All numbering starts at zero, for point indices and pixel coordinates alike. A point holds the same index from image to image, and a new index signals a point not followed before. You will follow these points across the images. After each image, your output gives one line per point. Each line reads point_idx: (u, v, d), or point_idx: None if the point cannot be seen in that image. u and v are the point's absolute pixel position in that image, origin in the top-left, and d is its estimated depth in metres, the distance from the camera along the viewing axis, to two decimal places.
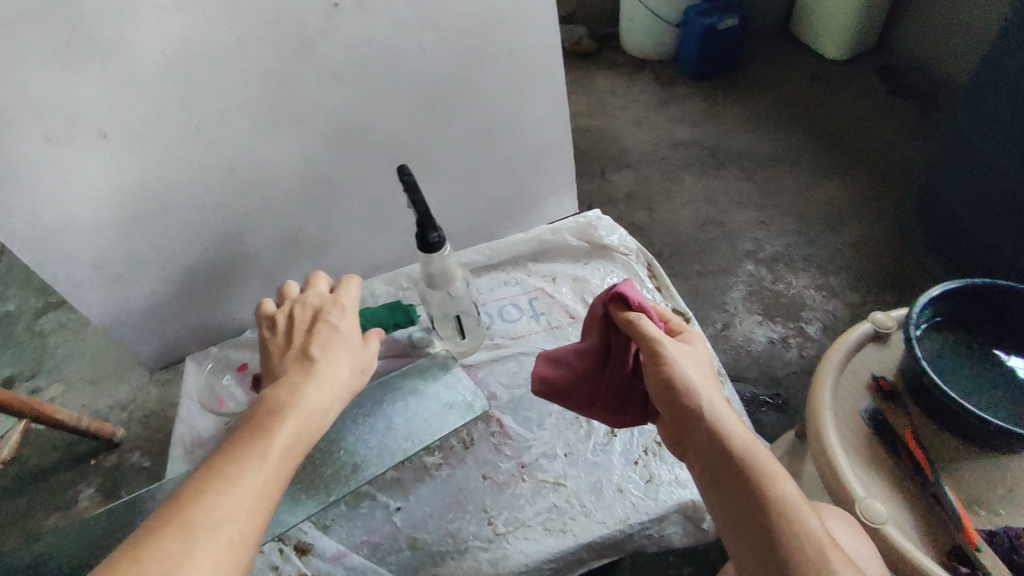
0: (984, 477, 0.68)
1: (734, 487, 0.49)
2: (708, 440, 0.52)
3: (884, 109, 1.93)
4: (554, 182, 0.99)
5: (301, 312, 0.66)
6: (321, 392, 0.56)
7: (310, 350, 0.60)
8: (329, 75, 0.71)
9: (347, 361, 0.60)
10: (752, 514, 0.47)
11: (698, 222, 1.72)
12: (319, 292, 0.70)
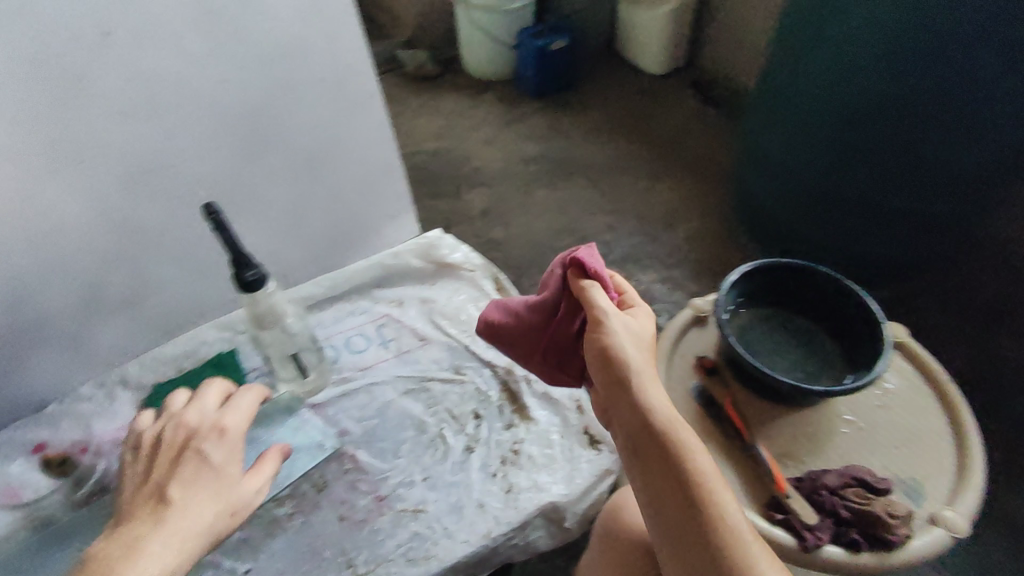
0: (791, 432, 0.78)
1: (656, 464, 0.50)
2: (634, 416, 0.53)
3: (702, 116, 2.15)
4: (391, 206, 0.98)
5: (169, 434, 0.53)
6: (168, 552, 0.46)
7: (165, 493, 0.49)
8: (112, 114, 0.66)
9: (211, 508, 0.50)
10: (672, 488, 0.49)
11: (553, 231, 1.80)
12: (203, 405, 0.56)
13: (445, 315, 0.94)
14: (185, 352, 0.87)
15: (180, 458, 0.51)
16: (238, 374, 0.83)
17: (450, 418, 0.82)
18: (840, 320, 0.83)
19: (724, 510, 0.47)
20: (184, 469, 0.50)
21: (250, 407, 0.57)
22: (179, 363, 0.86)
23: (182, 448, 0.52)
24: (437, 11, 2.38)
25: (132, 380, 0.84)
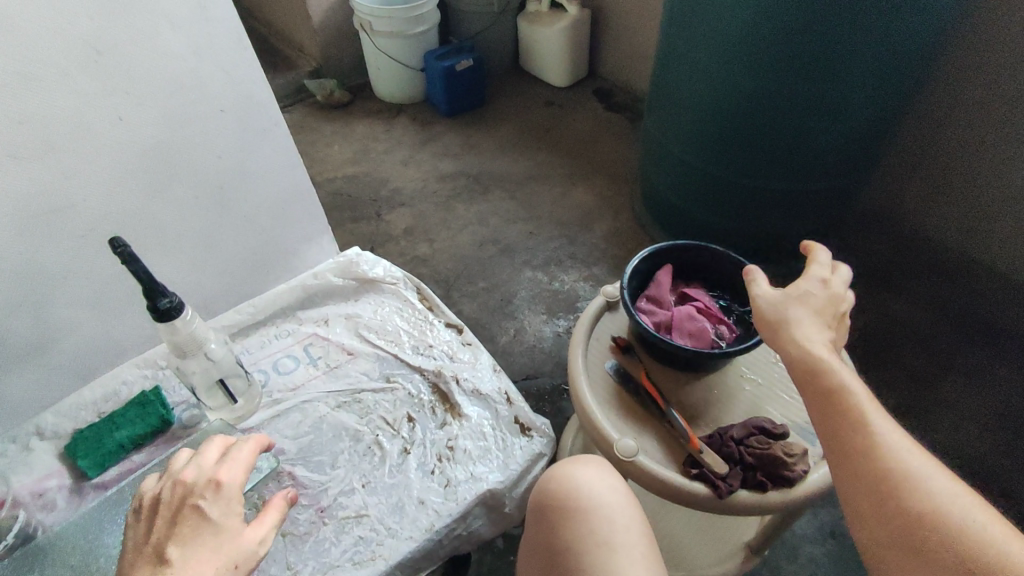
0: (696, 393, 0.86)
1: (819, 399, 0.52)
2: (792, 358, 0.55)
3: (606, 121, 2.27)
4: (307, 228, 1.01)
5: (167, 493, 0.51)
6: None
7: (165, 553, 0.46)
8: (5, 156, 0.65)
9: (216, 560, 0.48)
10: (833, 420, 0.50)
11: (477, 243, 1.85)
12: (200, 460, 0.55)
13: (372, 329, 0.97)
14: (105, 396, 0.85)
15: (178, 516, 0.49)
16: (165, 410, 0.82)
17: (385, 425, 0.85)
18: (726, 280, 0.92)
19: (897, 439, 0.47)
20: (185, 525, 0.48)
21: (247, 456, 0.56)
22: (99, 407, 0.85)
23: (180, 505, 0.50)
24: (341, 39, 2.40)
25: (48, 430, 0.81)
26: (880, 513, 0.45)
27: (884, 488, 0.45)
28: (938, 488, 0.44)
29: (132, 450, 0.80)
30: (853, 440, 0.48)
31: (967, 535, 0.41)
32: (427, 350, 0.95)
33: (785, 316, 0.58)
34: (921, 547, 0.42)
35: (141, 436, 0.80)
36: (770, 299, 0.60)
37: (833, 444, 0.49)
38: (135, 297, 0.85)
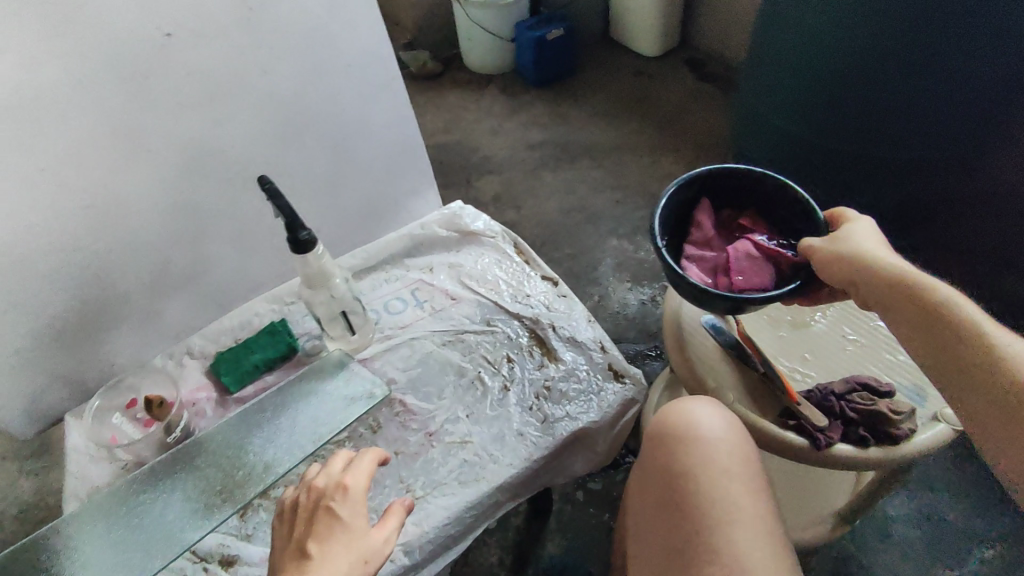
0: (789, 346, 0.88)
1: (919, 326, 0.57)
2: (879, 292, 0.60)
3: (697, 92, 2.21)
4: (415, 182, 1.07)
5: (303, 498, 0.58)
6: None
7: (306, 547, 0.53)
8: (177, 104, 0.75)
9: (347, 554, 0.53)
10: (941, 339, 0.56)
11: (563, 211, 1.88)
12: (329, 469, 0.61)
13: (472, 278, 1.02)
14: (240, 324, 0.95)
15: (315, 518, 0.55)
16: (292, 339, 0.92)
17: (486, 363, 0.90)
18: (757, 201, 0.78)
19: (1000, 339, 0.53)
20: (321, 524, 0.55)
21: (371, 467, 0.61)
22: (235, 333, 0.94)
23: (315, 507, 0.56)
24: (435, 11, 2.46)
25: (196, 350, 0.92)
26: (995, 406, 0.51)
27: (996, 383, 0.51)
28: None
29: (265, 372, 0.90)
30: (958, 350, 0.54)
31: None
32: (525, 299, 0.99)
33: (860, 248, 0.62)
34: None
35: (273, 359, 0.90)
36: (837, 243, 0.64)
37: (941, 359, 0.55)
38: (267, 236, 0.94)
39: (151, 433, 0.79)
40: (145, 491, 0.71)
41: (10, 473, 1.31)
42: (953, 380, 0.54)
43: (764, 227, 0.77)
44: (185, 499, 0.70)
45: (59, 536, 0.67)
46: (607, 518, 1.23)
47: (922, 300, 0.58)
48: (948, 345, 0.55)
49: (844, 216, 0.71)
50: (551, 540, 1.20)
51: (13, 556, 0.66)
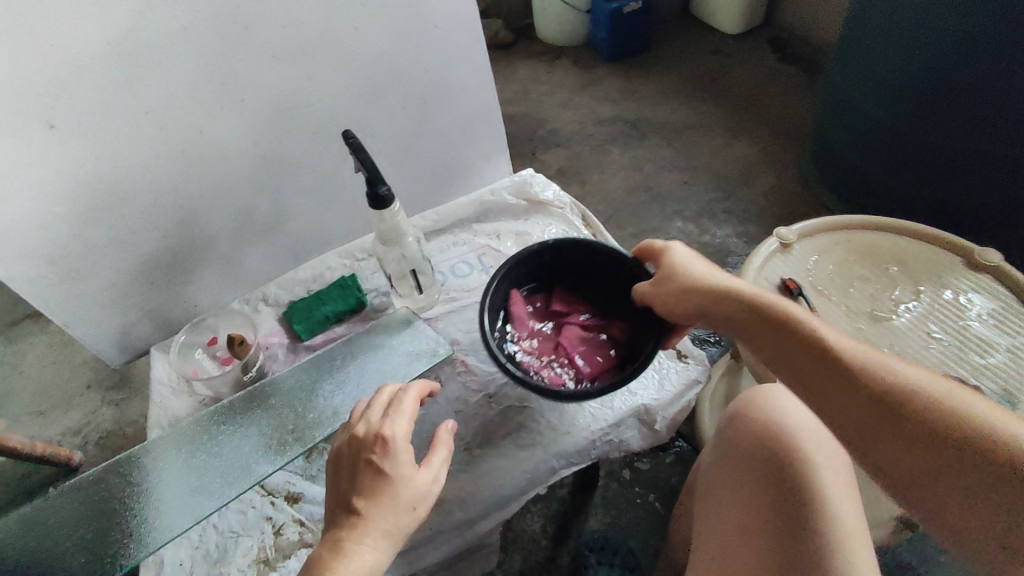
0: (873, 338, 0.83)
1: (781, 345, 0.61)
2: (738, 313, 0.65)
3: (779, 73, 2.10)
4: (488, 148, 1.07)
5: (348, 448, 0.58)
6: (366, 551, 0.52)
7: (353, 503, 0.54)
8: (270, 58, 0.77)
9: (391, 503, 0.55)
10: (802, 357, 0.59)
11: (628, 189, 1.84)
12: (371, 415, 0.61)
13: None
14: (313, 277, 0.99)
15: (359, 471, 0.56)
16: (361, 294, 0.94)
17: None
18: (573, 266, 0.86)
19: (848, 346, 0.58)
20: (362, 474, 0.56)
21: (413, 411, 0.61)
22: (308, 285, 0.98)
23: (358, 459, 0.56)
24: None
25: (271, 298, 0.96)
26: (862, 413, 0.54)
27: (856, 388, 0.55)
28: (913, 377, 0.54)
29: (335, 323, 0.93)
30: (818, 364, 0.57)
31: (941, 397, 0.52)
32: None
33: (703, 278, 0.68)
34: (916, 427, 0.52)
35: (343, 312, 0.93)
36: (686, 272, 0.70)
37: (806, 376, 0.58)
38: (345, 192, 0.97)
39: (228, 370, 0.83)
40: (221, 426, 0.75)
41: (92, 402, 1.41)
42: (819, 395, 0.57)
43: (576, 304, 0.86)
44: (261, 435, 0.74)
45: (148, 456, 0.72)
46: (653, 499, 1.22)
47: (774, 321, 0.63)
48: (811, 362, 0.58)
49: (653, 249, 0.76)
50: (595, 515, 1.21)
51: (108, 470, 0.71)
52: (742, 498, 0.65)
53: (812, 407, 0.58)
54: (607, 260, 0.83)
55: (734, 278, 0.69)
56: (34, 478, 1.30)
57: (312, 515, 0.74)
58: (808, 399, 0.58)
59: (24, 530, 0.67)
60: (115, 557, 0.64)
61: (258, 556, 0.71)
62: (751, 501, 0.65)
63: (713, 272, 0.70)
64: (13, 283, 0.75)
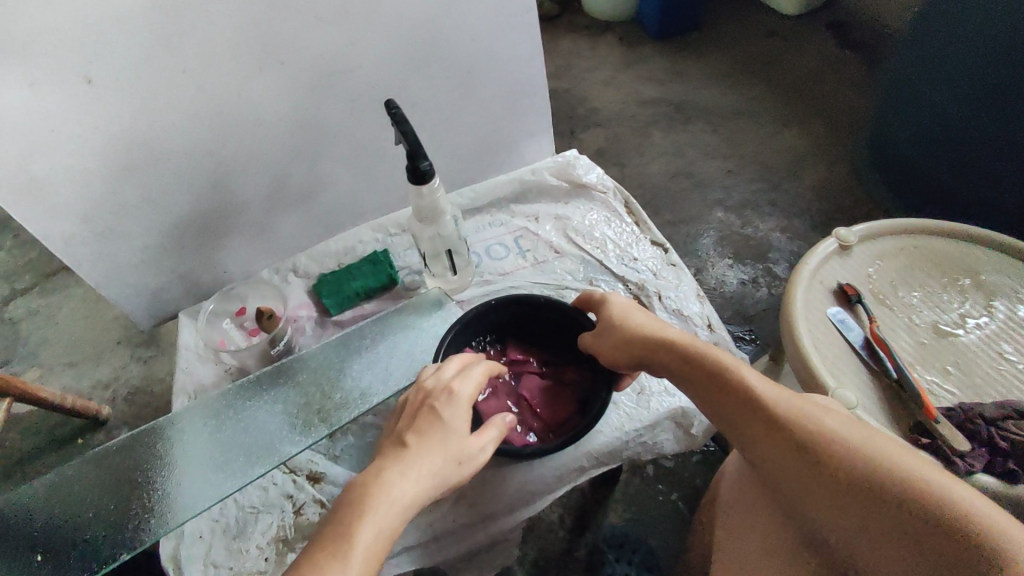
0: (937, 352, 0.78)
1: (716, 397, 0.62)
2: (677, 363, 0.66)
3: (839, 52, 1.92)
4: (533, 125, 1.02)
5: (413, 396, 0.59)
6: (405, 484, 0.51)
7: (405, 437, 0.54)
8: (313, 19, 0.73)
9: (441, 453, 0.54)
10: (736, 408, 0.60)
11: (668, 174, 1.70)
12: (441, 368, 0.61)
13: (579, 233, 0.98)
14: (345, 249, 0.96)
15: (418, 414, 0.56)
16: (393, 271, 0.91)
17: None
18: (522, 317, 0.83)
19: (773, 396, 0.58)
20: (421, 419, 0.56)
21: (484, 374, 0.61)
22: (339, 257, 0.96)
23: (421, 405, 0.57)
24: None
25: (301, 269, 0.94)
26: (788, 462, 0.54)
27: (782, 438, 0.55)
28: (832, 425, 0.54)
29: (365, 299, 0.91)
30: (751, 415, 0.58)
31: (865, 445, 0.51)
32: (631, 263, 0.95)
33: (644, 328, 0.70)
34: (832, 477, 0.51)
35: (374, 288, 0.90)
36: (623, 321, 0.72)
37: (740, 427, 0.59)
38: (383, 164, 0.93)
39: (256, 343, 0.80)
40: (247, 401, 0.73)
41: (121, 358, 1.42)
42: (753, 446, 0.57)
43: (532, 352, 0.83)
44: (286, 412, 0.72)
45: (171, 428, 0.71)
46: (676, 498, 1.19)
47: (708, 373, 0.63)
48: (741, 415, 0.59)
49: (591, 299, 0.78)
50: (615, 509, 1.18)
51: (131, 441, 0.70)
52: (762, 529, 0.62)
53: (750, 458, 0.58)
54: (551, 312, 0.80)
55: (676, 330, 0.70)
56: (65, 427, 1.31)
57: (333, 497, 0.73)
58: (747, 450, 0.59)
59: (52, 494, 0.66)
60: (136, 530, 0.62)
61: (277, 535, 0.70)
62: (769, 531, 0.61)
63: (649, 321, 0.71)
64: (45, 239, 0.74)
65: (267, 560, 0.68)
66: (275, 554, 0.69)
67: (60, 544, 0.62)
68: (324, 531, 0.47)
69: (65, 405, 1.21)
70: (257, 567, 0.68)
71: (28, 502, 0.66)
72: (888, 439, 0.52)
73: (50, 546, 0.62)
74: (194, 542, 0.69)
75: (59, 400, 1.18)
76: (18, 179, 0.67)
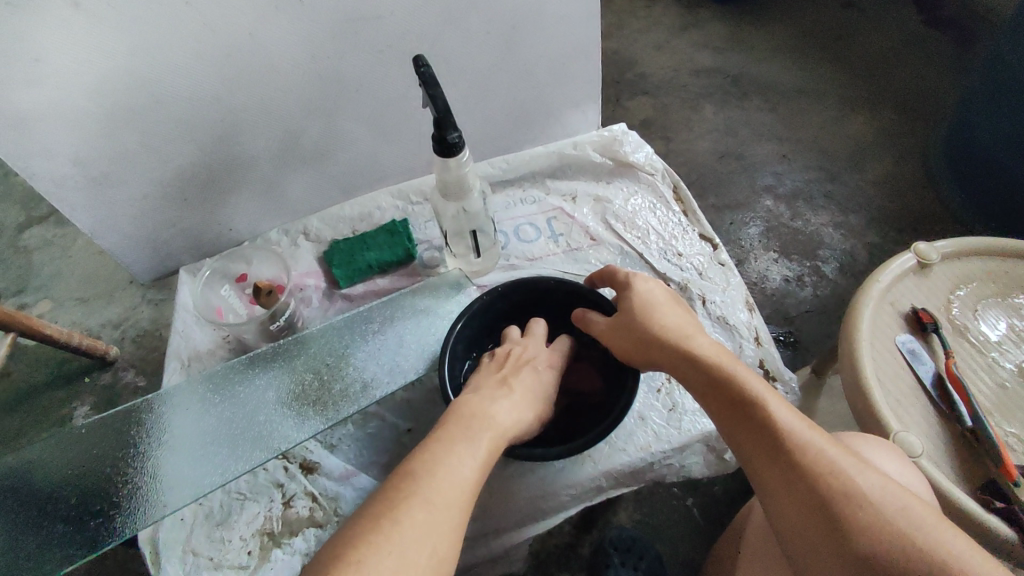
0: (1016, 400, 0.69)
1: (739, 426, 0.54)
2: (699, 376, 0.58)
3: (922, 26, 1.67)
4: (578, 93, 0.91)
5: (515, 352, 0.66)
6: (514, 413, 0.57)
7: (514, 380, 0.61)
8: None
9: (537, 402, 0.60)
10: (760, 444, 0.52)
11: (716, 154, 1.50)
12: (536, 336, 0.69)
13: (619, 219, 0.88)
14: (361, 216, 0.89)
15: (522, 367, 0.63)
16: (411, 245, 0.83)
17: None
18: (543, 300, 0.75)
19: (807, 440, 0.51)
20: (525, 372, 0.62)
21: (568, 354, 0.69)
22: (354, 224, 0.89)
23: (524, 361, 0.64)
24: None
25: (313, 232, 0.88)
26: (809, 522, 0.48)
27: (808, 494, 0.49)
28: (871, 492, 0.48)
29: (378, 273, 0.84)
30: (774, 459, 0.51)
31: (903, 525, 0.46)
32: (675, 259, 0.85)
33: (669, 328, 0.61)
34: (853, 553, 0.46)
35: (389, 263, 0.83)
36: (644, 312, 0.63)
37: (758, 467, 0.52)
38: (407, 124, 0.83)
39: (254, 317, 0.73)
40: (231, 383, 0.69)
41: (133, 299, 1.31)
42: (769, 490, 0.51)
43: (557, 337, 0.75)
44: (278, 400, 0.68)
45: (151, 410, 0.67)
46: (691, 504, 1.05)
47: (734, 397, 0.55)
48: (765, 454, 0.52)
49: (614, 276, 0.68)
50: (624, 508, 1.04)
51: (105, 422, 0.66)
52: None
53: (760, 499, 0.53)
54: (570, 295, 0.72)
55: (704, 336, 0.62)
56: (75, 362, 1.23)
57: (325, 492, 0.66)
58: (760, 491, 0.53)
59: (41, 469, 0.63)
60: (128, 517, 0.60)
61: (262, 527, 0.64)
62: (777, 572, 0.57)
63: (675, 318, 0.63)
64: (32, 181, 0.67)
65: (250, 554, 0.63)
66: (259, 548, 0.63)
67: (18, 537, 0.59)
68: (446, 428, 0.52)
69: (72, 342, 1.12)
70: (239, 561, 0.62)
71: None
72: (933, 517, 0.46)
73: (6, 540, 0.58)
74: (174, 528, 0.63)
75: (67, 337, 1.10)
76: (3, 116, 0.60)
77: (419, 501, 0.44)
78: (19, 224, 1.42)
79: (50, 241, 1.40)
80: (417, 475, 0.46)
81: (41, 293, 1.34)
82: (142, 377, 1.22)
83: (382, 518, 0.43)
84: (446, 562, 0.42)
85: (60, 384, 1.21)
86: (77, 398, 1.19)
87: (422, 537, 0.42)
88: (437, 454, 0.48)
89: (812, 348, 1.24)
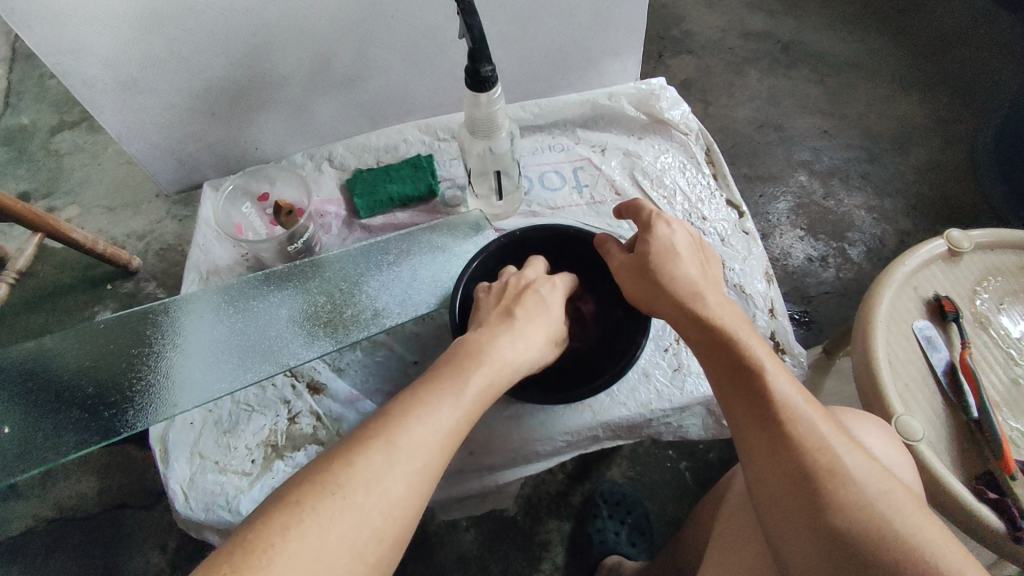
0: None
1: (738, 391, 0.54)
2: (705, 335, 0.58)
3: (992, 5, 1.56)
4: (622, 42, 0.88)
5: (512, 283, 0.66)
6: (514, 348, 0.57)
7: (514, 311, 0.61)
8: None
9: (544, 334, 0.61)
10: (754, 411, 0.52)
11: (755, 124, 1.45)
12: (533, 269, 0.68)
13: (647, 176, 0.87)
14: (387, 147, 0.89)
15: (521, 297, 0.63)
16: (434, 182, 0.83)
17: None
18: (563, 254, 0.75)
19: (800, 411, 0.51)
20: (531, 303, 0.63)
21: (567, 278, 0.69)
22: (379, 155, 0.88)
23: (523, 291, 0.65)
24: None
25: (337, 159, 0.87)
26: (787, 492, 0.49)
27: (794, 466, 0.49)
28: (856, 469, 0.48)
29: (398, 207, 0.84)
30: (763, 425, 0.52)
31: (885, 505, 0.46)
32: (700, 223, 0.84)
33: (689, 280, 0.61)
34: (829, 527, 0.46)
35: (411, 197, 0.83)
36: (662, 259, 0.62)
37: (745, 430, 0.53)
38: (442, 56, 0.81)
39: (274, 238, 0.73)
40: (244, 299, 0.70)
41: (158, 213, 1.33)
42: (753, 455, 0.52)
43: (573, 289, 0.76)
44: (292, 319, 0.69)
45: (166, 316, 0.69)
46: (683, 467, 1.06)
47: (735, 362, 0.55)
48: (760, 421, 0.52)
49: (638, 212, 0.67)
50: (617, 464, 1.06)
51: (123, 321, 0.68)
52: (751, 546, 0.57)
53: (743, 464, 0.53)
54: (584, 246, 0.72)
55: (715, 294, 0.61)
56: (98, 269, 1.26)
57: (329, 412, 0.68)
58: (745, 458, 0.53)
59: (57, 361, 0.65)
60: (139, 412, 0.62)
61: (267, 438, 0.66)
62: (752, 547, 0.57)
63: (691, 270, 0.62)
64: (64, 78, 0.67)
65: (253, 462, 0.65)
66: (263, 457, 0.65)
67: (35, 420, 0.62)
68: (439, 370, 0.53)
69: (97, 250, 1.14)
70: (243, 467, 0.64)
71: (7, 370, 0.65)
72: (914, 505, 0.47)
73: (23, 421, 0.62)
74: (183, 430, 0.65)
75: (93, 244, 1.12)
76: (38, 6, 0.59)
77: (381, 444, 0.44)
78: (50, 127, 1.43)
79: (80, 147, 1.41)
80: (388, 417, 0.46)
81: (68, 197, 1.36)
82: (162, 289, 1.25)
83: (336, 461, 0.43)
84: (402, 501, 0.43)
85: (83, 288, 1.24)
86: (100, 302, 1.23)
87: (373, 478, 0.43)
88: (412, 400, 0.49)
89: (827, 330, 1.22)
